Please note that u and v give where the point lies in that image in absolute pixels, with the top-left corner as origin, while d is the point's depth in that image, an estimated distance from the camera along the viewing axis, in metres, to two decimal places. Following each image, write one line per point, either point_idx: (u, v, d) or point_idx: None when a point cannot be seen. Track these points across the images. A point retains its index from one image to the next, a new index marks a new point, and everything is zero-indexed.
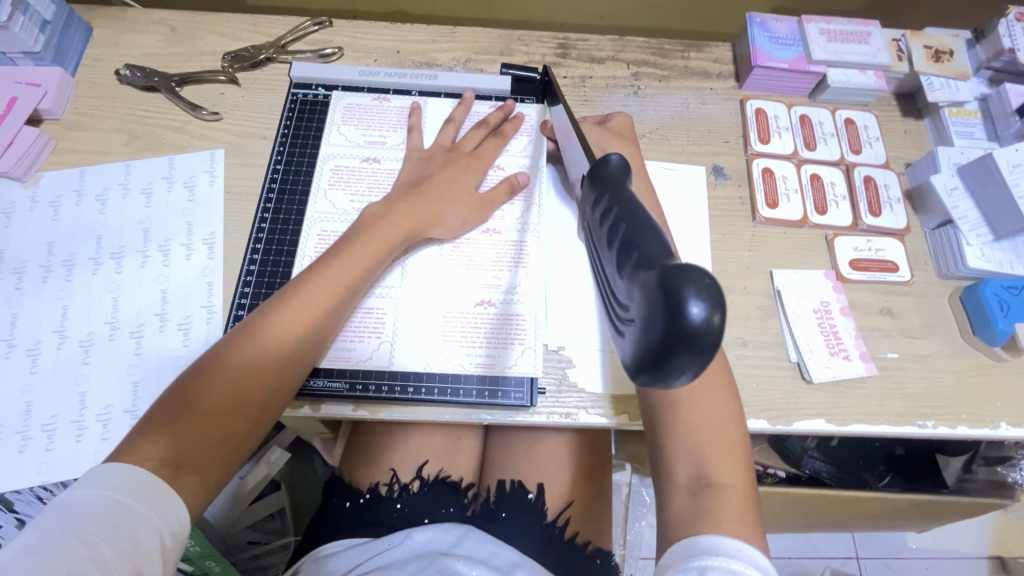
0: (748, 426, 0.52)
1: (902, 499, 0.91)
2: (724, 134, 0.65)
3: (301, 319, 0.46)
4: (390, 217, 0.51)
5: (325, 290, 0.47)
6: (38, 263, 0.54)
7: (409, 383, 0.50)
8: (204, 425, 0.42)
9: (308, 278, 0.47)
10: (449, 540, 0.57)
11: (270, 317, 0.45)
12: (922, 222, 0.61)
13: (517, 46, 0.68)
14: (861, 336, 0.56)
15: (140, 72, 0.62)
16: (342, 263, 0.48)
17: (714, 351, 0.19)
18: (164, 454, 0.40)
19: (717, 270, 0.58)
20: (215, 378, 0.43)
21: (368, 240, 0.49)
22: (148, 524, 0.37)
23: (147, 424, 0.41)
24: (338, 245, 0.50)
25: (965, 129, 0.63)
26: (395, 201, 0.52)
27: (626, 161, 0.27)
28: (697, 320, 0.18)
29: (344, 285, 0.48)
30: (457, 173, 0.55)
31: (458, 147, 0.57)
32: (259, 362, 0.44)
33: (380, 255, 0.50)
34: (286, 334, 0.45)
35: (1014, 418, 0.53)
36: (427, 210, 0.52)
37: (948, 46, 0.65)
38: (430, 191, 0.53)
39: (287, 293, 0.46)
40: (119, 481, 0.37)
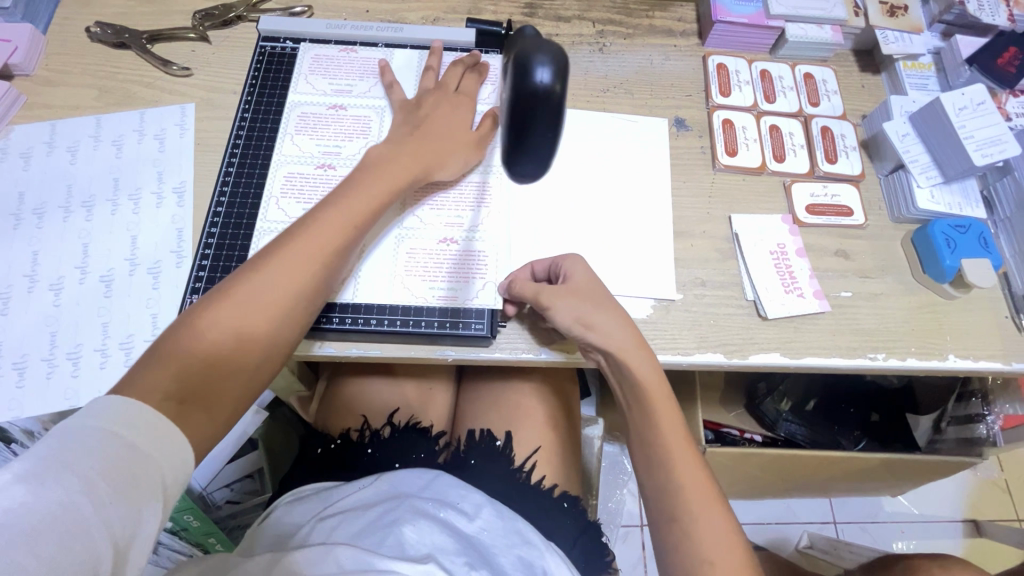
0: (705, 360, 0.53)
1: (872, 457, 0.93)
2: (686, 88, 0.66)
3: (310, 257, 0.47)
4: (396, 161, 0.52)
5: (332, 230, 0.48)
6: (9, 211, 0.55)
7: (371, 315, 0.51)
8: (216, 358, 0.43)
9: (315, 218, 0.48)
10: (419, 483, 0.58)
11: (279, 253, 0.46)
12: (876, 168, 0.63)
13: (485, 6, 0.70)
14: (816, 275, 0.57)
15: (110, 29, 0.63)
16: (347, 204, 0.49)
17: (551, 101, 0.33)
18: (169, 386, 0.40)
19: (677, 215, 0.59)
20: (225, 311, 0.44)
21: (372, 182, 0.50)
22: (145, 461, 0.37)
23: (156, 352, 0.42)
24: (343, 186, 0.50)
25: (918, 81, 0.65)
26: (397, 145, 0.53)
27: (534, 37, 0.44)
28: (542, 81, 0.33)
29: (350, 226, 0.48)
30: (450, 116, 0.56)
31: (443, 87, 0.58)
32: (268, 297, 0.45)
33: (385, 197, 0.50)
34: (293, 272, 0.46)
35: (962, 350, 0.55)
36: (429, 154, 0.53)
37: (903, 1, 0.67)
38: (426, 133, 0.54)
39: (296, 232, 0.47)
40: (118, 416, 0.37)
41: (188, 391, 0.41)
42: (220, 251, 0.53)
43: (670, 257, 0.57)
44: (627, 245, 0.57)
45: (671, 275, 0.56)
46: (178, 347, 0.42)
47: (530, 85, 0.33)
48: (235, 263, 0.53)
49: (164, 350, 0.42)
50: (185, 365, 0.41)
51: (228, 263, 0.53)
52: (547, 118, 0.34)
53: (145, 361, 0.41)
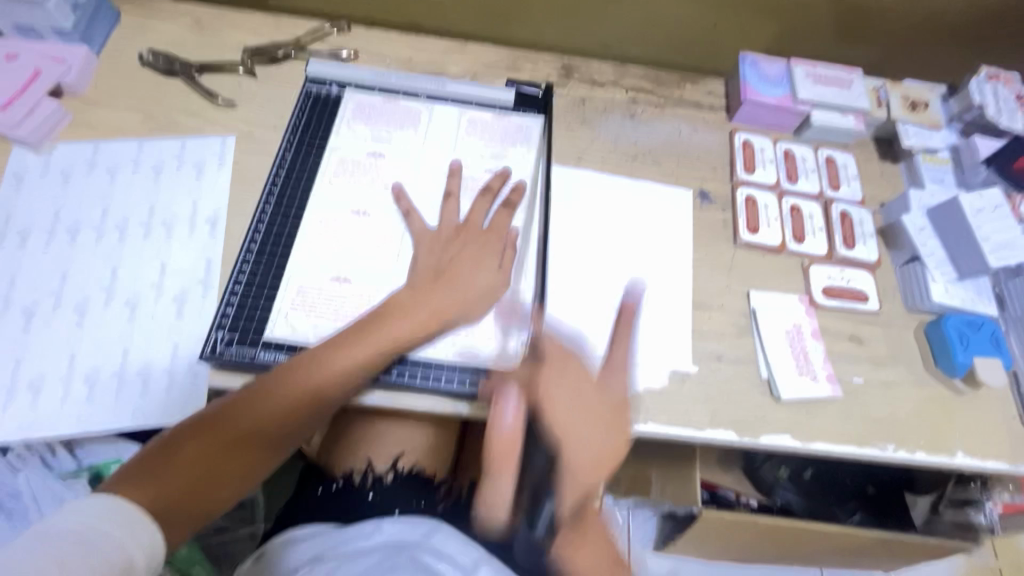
0: (717, 437, 0.54)
1: (870, 535, 0.92)
2: (712, 161, 0.69)
3: (321, 385, 0.49)
4: (423, 300, 0.53)
5: (351, 362, 0.49)
6: (44, 228, 0.56)
7: (393, 366, 0.52)
8: (207, 468, 0.45)
9: (334, 349, 0.49)
10: (417, 533, 0.57)
11: (291, 380, 0.48)
12: (892, 257, 0.64)
13: (524, 65, 0.72)
14: (830, 359, 0.58)
15: (162, 57, 0.65)
16: (358, 345, 0.50)
17: None
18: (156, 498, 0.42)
19: (697, 286, 0.60)
20: (229, 425, 0.46)
21: (394, 322, 0.51)
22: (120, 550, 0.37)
23: (154, 454, 0.44)
24: (368, 318, 0.51)
25: (937, 175, 0.67)
26: (419, 288, 0.54)
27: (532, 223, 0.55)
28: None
29: (368, 361, 0.50)
30: (479, 257, 0.56)
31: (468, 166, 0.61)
32: (262, 425, 0.47)
33: (404, 338, 0.51)
34: (291, 403, 0.48)
35: (970, 447, 0.56)
36: (455, 298, 0.54)
37: (924, 97, 0.70)
38: (451, 278, 0.55)
39: (314, 359, 0.49)
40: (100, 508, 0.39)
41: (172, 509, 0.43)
42: (248, 288, 0.54)
43: (687, 328, 0.58)
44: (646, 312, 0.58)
45: (687, 346, 0.57)
46: (174, 453, 0.44)
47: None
48: (262, 301, 0.53)
49: (162, 452, 0.44)
50: (178, 473, 0.44)
51: (257, 301, 0.53)
52: None
53: (140, 460, 0.44)
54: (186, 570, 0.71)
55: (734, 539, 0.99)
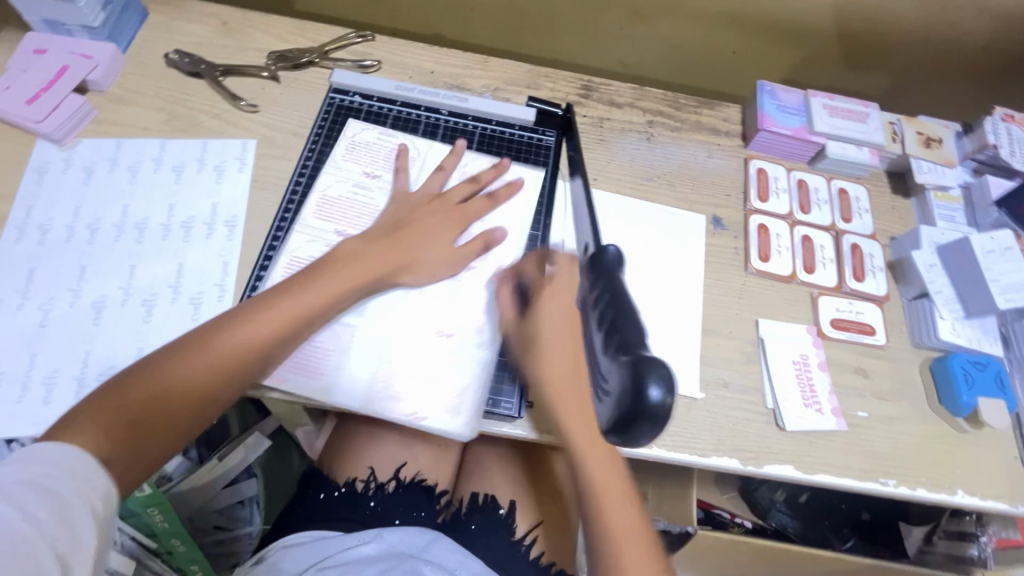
0: (721, 464, 0.54)
1: (862, 563, 0.92)
2: (726, 188, 0.69)
3: (260, 335, 0.48)
4: (368, 253, 0.54)
5: (289, 311, 0.49)
6: (64, 223, 0.56)
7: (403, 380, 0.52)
8: (150, 418, 0.44)
9: (270, 300, 0.49)
10: (419, 543, 0.57)
11: (249, 320, 0.48)
12: (901, 292, 0.65)
13: (544, 82, 0.73)
14: (835, 392, 0.59)
15: (188, 58, 0.66)
16: (310, 291, 0.50)
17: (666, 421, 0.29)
18: (102, 442, 0.41)
19: (706, 312, 0.61)
20: (164, 374, 0.45)
21: (331, 275, 0.52)
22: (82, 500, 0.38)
23: (94, 402, 0.43)
24: (305, 274, 0.52)
25: (947, 213, 0.68)
26: (372, 241, 0.55)
27: (621, 251, 0.37)
28: (654, 398, 0.29)
29: (307, 309, 0.50)
30: (436, 226, 0.58)
31: (481, 179, 0.62)
32: (209, 368, 0.46)
33: (339, 292, 0.52)
34: (240, 345, 0.47)
35: (971, 486, 0.56)
36: (403, 254, 0.55)
37: (938, 134, 0.71)
38: (407, 236, 0.56)
39: (249, 311, 0.49)
40: (59, 458, 0.39)
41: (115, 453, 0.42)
42: (266, 292, 0.55)
43: (696, 354, 0.58)
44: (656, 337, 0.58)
45: (696, 373, 0.57)
46: (117, 402, 0.43)
47: (640, 398, 0.29)
48: None
49: (101, 401, 0.43)
50: (121, 419, 0.43)
51: None
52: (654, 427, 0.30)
53: (88, 407, 0.43)
54: (184, 566, 0.72)
55: (726, 559, 0.99)
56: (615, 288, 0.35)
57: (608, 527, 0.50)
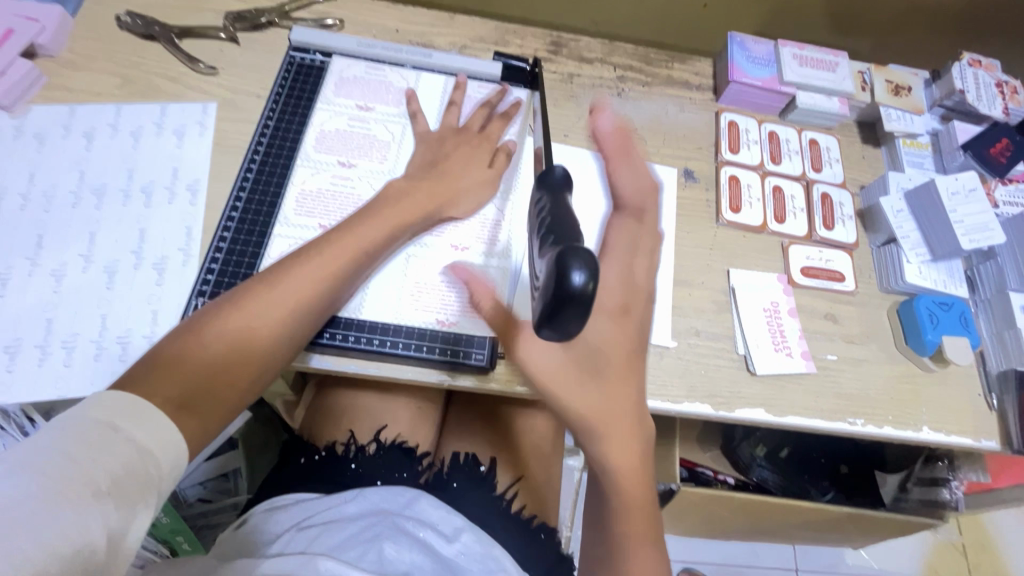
0: (692, 410, 0.55)
1: (839, 510, 0.94)
2: (698, 141, 0.69)
3: (317, 280, 0.47)
4: (414, 194, 0.54)
5: (343, 256, 0.49)
6: (18, 192, 0.55)
7: (375, 336, 0.52)
8: (223, 369, 0.43)
9: (318, 245, 0.49)
10: (401, 501, 0.58)
11: (307, 261, 0.47)
12: (870, 239, 0.66)
13: (512, 39, 0.71)
14: (805, 336, 0.60)
15: (140, 20, 0.64)
16: (362, 232, 0.50)
17: (590, 306, 0.29)
18: (173, 389, 0.40)
19: (678, 264, 0.61)
20: (227, 321, 0.44)
21: (377, 219, 0.51)
22: (139, 449, 0.36)
23: (162, 358, 0.41)
24: (349, 221, 0.51)
25: (916, 159, 0.69)
26: (417, 179, 0.55)
27: (566, 170, 0.39)
28: (578, 283, 0.28)
29: (360, 250, 0.50)
30: (472, 155, 0.58)
31: (466, 129, 0.60)
32: (275, 312, 0.45)
33: (388, 234, 0.51)
34: (306, 289, 0.47)
35: (936, 422, 0.58)
36: (446, 190, 0.55)
37: (907, 82, 0.71)
38: (447, 170, 0.56)
39: (298, 257, 0.48)
40: (112, 407, 0.37)
41: (189, 396, 0.40)
42: (230, 253, 0.53)
43: (668, 303, 0.59)
44: None
45: (668, 323, 0.58)
46: (182, 355, 0.42)
47: (562, 283, 0.29)
48: (244, 267, 0.53)
49: (167, 357, 0.41)
50: (192, 372, 0.41)
51: (239, 266, 0.53)
52: (581, 318, 0.29)
53: (146, 363, 0.41)
54: (168, 538, 0.72)
55: (708, 514, 1.01)
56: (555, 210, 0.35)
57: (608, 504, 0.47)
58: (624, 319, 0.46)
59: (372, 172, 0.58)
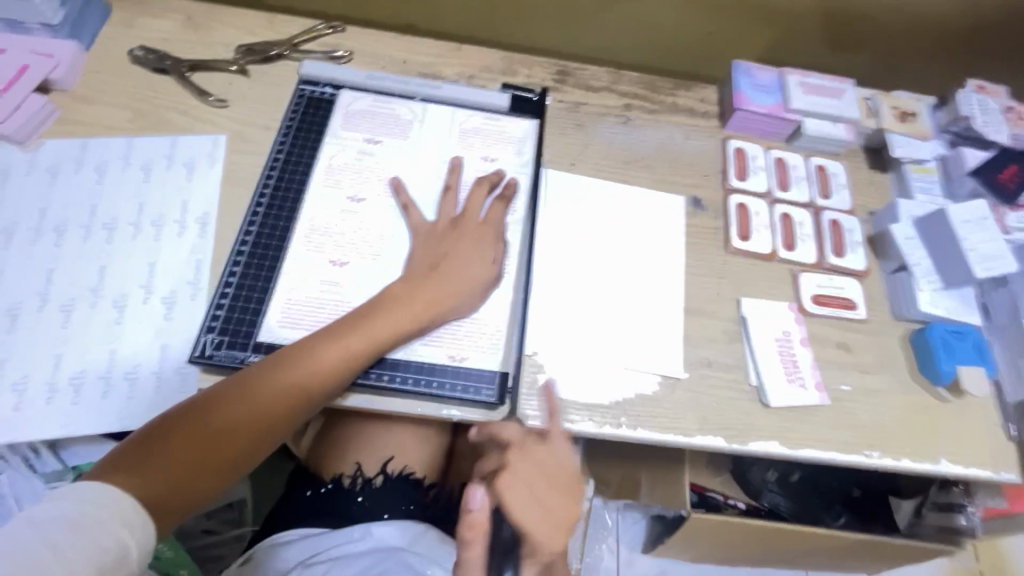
0: (705, 443, 0.54)
1: (854, 538, 0.92)
2: (705, 168, 0.69)
3: (294, 388, 0.47)
4: (427, 285, 0.53)
5: (329, 365, 0.48)
6: (29, 226, 0.55)
7: (382, 370, 0.52)
8: (186, 472, 0.43)
9: (315, 349, 0.48)
10: (406, 536, 0.57)
11: (289, 370, 0.47)
12: (880, 266, 0.65)
13: (519, 69, 0.72)
14: (818, 366, 0.59)
15: (153, 55, 0.65)
16: (348, 341, 0.49)
17: None
18: (143, 489, 0.41)
19: (688, 293, 0.61)
20: (204, 422, 0.45)
21: (382, 315, 0.50)
22: (113, 537, 0.37)
23: (147, 441, 0.43)
24: (339, 326, 0.50)
25: (924, 185, 0.68)
26: (420, 281, 0.53)
27: None
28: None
29: (347, 360, 0.49)
30: (475, 251, 0.55)
31: (473, 199, 0.58)
32: (248, 417, 0.46)
33: (391, 334, 0.50)
34: (282, 395, 0.47)
35: (954, 454, 0.56)
36: (448, 292, 0.53)
37: (913, 108, 0.71)
38: (450, 268, 0.54)
39: (296, 359, 0.48)
40: (90, 495, 0.38)
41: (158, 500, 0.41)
42: (240, 287, 0.53)
43: (679, 333, 0.58)
44: (637, 319, 0.58)
45: (679, 353, 0.57)
46: (161, 449, 0.43)
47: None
48: (254, 301, 0.53)
49: (150, 440, 0.43)
50: (166, 471, 0.42)
51: (248, 300, 0.53)
52: None
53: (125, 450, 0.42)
54: None
55: (720, 541, 0.99)
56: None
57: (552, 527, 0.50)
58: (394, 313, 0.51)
59: (381, 205, 0.59)
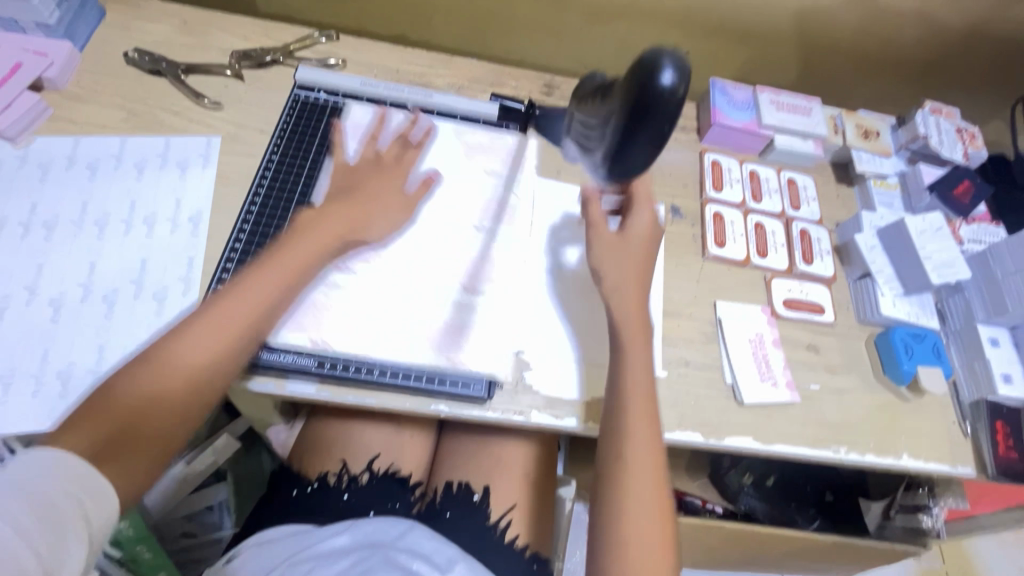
0: (684, 438, 0.56)
1: (826, 539, 0.95)
2: (684, 179, 0.72)
3: (221, 322, 0.48)
4: (357, 237, 0.55)
5: (250, 296, 0.49)
6: (18, 221, 0.55)
7: (360, 364, 0.53)
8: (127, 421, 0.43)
9: (235, 288, 0.50)
10: (393, 532, 0.57)
11: (215, 307, 0.48)
12: (846, 273, 0.69)
13: (507, 80, 0.75)
14: (789, 366, 0.62)
15: (148, 57, 0.66)
16: (261, 273, 0.51)
17: (675, 106, 0.32)
18: (88, 440, 0.41)
19: (667, 296, 0.64)
20: (140, 373, 0.45)
21: (297, 249, 0.53)
22: (65, 497, 0.38)
23: (88, 407, 0.43)
24: (258, 263, 0.52)
25: (885, 198, 0.73)
26: (324, 209, 0.56)
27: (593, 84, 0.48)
28: (664, 83, 0.31)
29: (266, 290, 0.50)
30: (385, 182, 0.59)
31: (398, 161, 0.62)
32: (184, 361, 0.46)
33: (313, 258, 0.53)
34: (211, 331, 0.47)
35: (915, 450, 0.60)
36: (345, 219, 0.56)
37: (876, 127, 0.76)
38: (362, 196, 0.58)
39: (217, 299, 0.49)
40: (40, 465, 0.39)
41: (103, 447, 0.42)
42: None
43: (659, 334, 0.61)
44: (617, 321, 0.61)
45: (658, 353, 0.60)
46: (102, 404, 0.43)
47: (652, 86, 0.31)
48: None
49: (97, 400, 0.44)
50: (106, 423, 0.43)
51: None
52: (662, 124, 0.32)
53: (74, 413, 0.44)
54: None
55: (699, 543, 1.02)
56: (601, 80, 0.40)
57: (628, 484, 0.49)
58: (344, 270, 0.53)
59: None
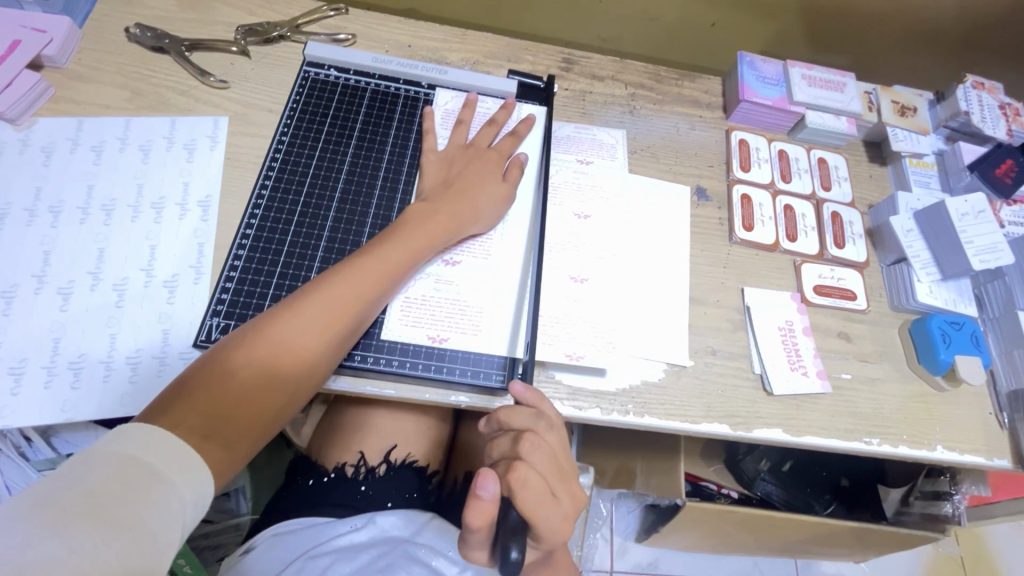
0: (710, 430, 0.55)
1: (847, 524, 0.92)
2: (709, 159, 0.69)
3: (341, 303, 0.47)
4: (434, 216, 0.53)
5: (369, 276, 0.48)
6: (23, 206, 0.53)
7: (355, 351, 0.51)
8: (233, 400, 0.42)
9: (347, 266, 0.48)
10: (410, 527, 0.56)
11: (330, 289, 0.47)
12: (879, 257, 0.67)
13: (525, 56, 0.71)
14: (820, 355, 0.60)
15: (150, 33, 0.63)
16: (385, 254, 0.50)
17: None
18: (198, 423, 0.39)
19: (693, 282, 0.61)
20: (255, 351, 0.43)
21: (408, 233, 0.51)
22: (166, 486, 0.35)
23: (198, 377, 0.42)
24: (374, 242, 0.50)
25: (922, 179, 0.70)
26: (434, 200, 0.54)
27: None
28: None
29: (387, 273, 0.49)
30: (482, 171, 0.57)
31: (474, 145, 0.59)
32: (295, 340, 0.45)
33: (424, 245, 0.52)
34: (340, 312, 0.47)
35: (950, 442, 0.58)
36: (465, 207, 0.54)
37: (913, 103, 0.72)
38: (461, 187, 0.55)
39: (326, 278, 0.48)
40: (138, 441, 0.36)
41: (211, 428, 0.40)
42: (245, 274, 0.52)
43: (685, 323, 0.59)
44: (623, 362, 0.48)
45: (684, 342, 0.58)
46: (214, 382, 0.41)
47: None
48: (259, 287, 0.52)
49: (203, 376, 0.42)
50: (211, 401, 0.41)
51: (254, 285, 0.52)
52: None
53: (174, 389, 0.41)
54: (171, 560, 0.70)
55: (715, 529, 1.00)
56: None
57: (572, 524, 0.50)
58: (415, 254, 0.51)
59: (386, 192, 0.58)
